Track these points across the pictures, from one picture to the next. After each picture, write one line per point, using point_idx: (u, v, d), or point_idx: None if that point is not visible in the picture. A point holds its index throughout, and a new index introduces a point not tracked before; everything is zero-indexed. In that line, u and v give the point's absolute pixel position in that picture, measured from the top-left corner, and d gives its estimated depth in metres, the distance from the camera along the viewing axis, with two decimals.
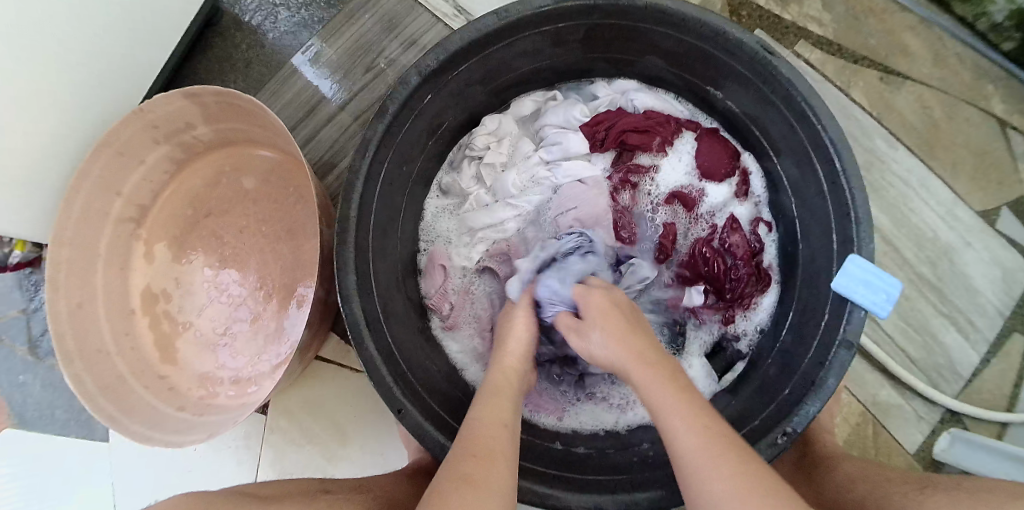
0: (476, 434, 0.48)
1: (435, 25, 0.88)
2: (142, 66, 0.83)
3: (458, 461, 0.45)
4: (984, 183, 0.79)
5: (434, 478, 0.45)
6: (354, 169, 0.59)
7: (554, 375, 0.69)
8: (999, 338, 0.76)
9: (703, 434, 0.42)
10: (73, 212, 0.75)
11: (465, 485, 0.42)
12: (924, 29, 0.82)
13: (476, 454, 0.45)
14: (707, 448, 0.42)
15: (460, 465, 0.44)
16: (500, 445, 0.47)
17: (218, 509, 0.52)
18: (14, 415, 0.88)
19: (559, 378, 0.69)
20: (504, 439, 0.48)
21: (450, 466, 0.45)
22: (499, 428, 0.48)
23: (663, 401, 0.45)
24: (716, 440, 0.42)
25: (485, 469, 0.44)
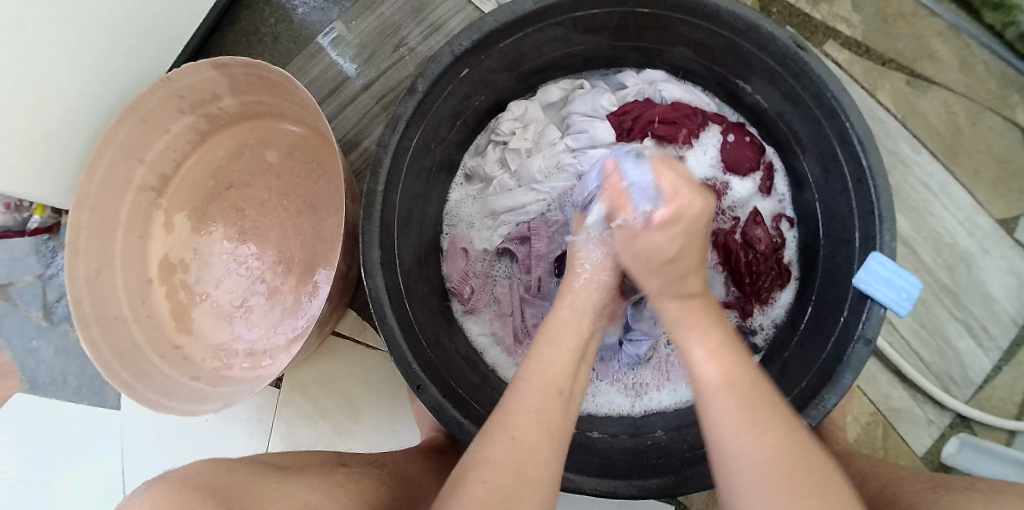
0: (521, 415, 0.46)
1: (464, 8, 0.88)
2: (170, 35, 0.83)
3: (497, 441, 0.45)
4: (1005, 191, 0.79)
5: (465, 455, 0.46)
6: (383, 144, 0.59)
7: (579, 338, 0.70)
8: (1012, 346, 0.77)
9: (761, 445, 0.43)
10: (96, 177, 0.75)
11: (501, 477, 0.43)
12: (952, 35, 0.82)
13: (517, 438, 0.45)
14: (767, 461, 0.42)
15: (499, 452, 0.44)
16: (541, 427, 0.45)
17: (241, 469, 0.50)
18: (26, 380, 0.88)
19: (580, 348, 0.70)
20: (555, 406, 0.47)
21: (483, 446, 0.45)
22: (551, 395, 0.47)
23: (723, 402, 0.45)
24: (779, 455, 0.43)
25: (526, 455, 0.44)
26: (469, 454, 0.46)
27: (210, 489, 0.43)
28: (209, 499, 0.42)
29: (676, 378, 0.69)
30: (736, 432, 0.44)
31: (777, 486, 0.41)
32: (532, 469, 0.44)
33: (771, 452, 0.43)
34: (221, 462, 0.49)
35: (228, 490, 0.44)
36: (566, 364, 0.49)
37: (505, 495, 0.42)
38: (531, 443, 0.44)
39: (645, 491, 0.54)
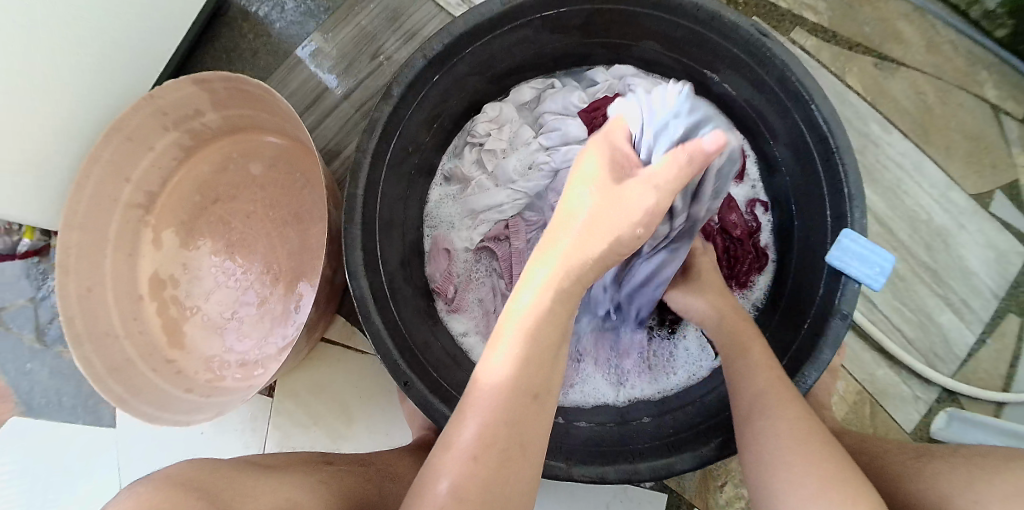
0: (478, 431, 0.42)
1: (438, 15, 0.90)
2: (151, 53, 0.85)
3: (458, 456, 0.41)
4: (979, 166, 0.80)
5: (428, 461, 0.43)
6: (361, 149, 0.61)
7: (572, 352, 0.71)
8: (993, 318, 0.78)
9: (795, 426, 0.49)
10: (84, 197, 0.76)
11: (464, 497, 0.40)
12: (918, 17, 0.83)
13: (478, 455, 0.41)
14: (797, 436, 0.48)
15: (461, 474, 0.40)
16: (495, 446, 0.41)
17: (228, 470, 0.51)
18: (22, 402, 0.89)
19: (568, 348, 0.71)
20: (527, 409, 0.42)
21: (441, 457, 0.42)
22: (524, 395, 0.42)
23: (759, 386, 0.52)
24: (808, 434, 0.48)
25: (494, 477, 0.41)
26: (431, 471, 0.42)
27: (197, 483, 0.45)
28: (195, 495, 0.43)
29: (657, 364, 0.71)
30: (773, 411, 0.50)
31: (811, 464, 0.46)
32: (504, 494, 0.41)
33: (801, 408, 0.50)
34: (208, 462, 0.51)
35: (212, 484, 0.45)
36: (542, 362, 0.43)
37: None
38: (488, 459, 0.41)
39: (635, 475, 0.55)
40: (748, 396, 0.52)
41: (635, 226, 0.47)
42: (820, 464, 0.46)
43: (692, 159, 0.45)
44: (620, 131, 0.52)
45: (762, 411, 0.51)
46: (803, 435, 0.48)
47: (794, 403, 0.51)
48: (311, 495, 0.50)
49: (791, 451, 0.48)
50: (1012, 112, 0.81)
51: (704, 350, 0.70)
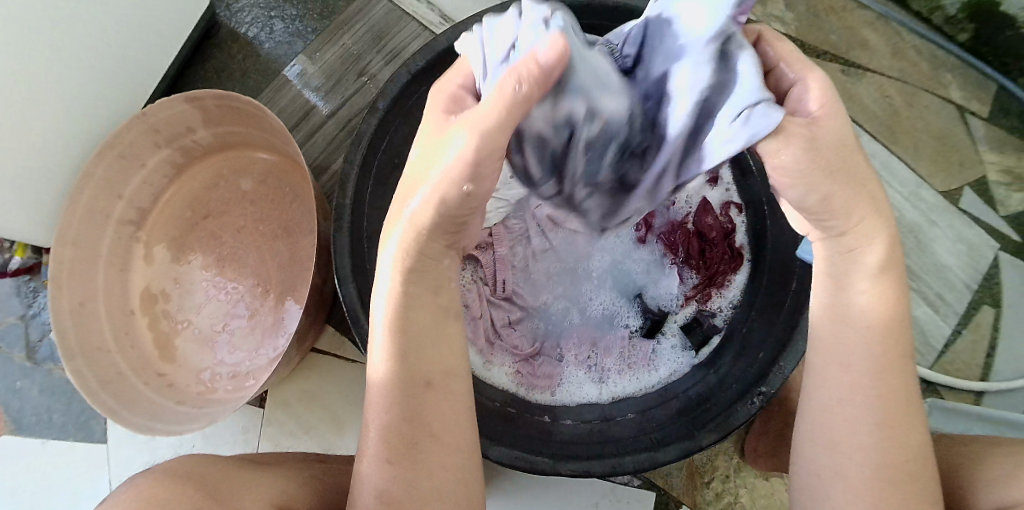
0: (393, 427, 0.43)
1: (421, 33, 0.93)
2: (143, 73, 0.87)
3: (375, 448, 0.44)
4: (947, 164, 0.83)
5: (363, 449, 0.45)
6: (349, 161, 0.64)
7: (555, 354, 0.72)
8: (968, 310, 0.79)
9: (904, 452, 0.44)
10: (77, 212, 0.78)
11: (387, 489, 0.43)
12: (882, 24, 0.87)
13: (392, 458, 0.43)
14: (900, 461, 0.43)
15: (384, 479, 0.43)
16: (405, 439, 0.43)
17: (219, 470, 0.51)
18: (12, 420, 0.89)
19: (552, 350, 0.73)
20: (429, 401, 0.44)
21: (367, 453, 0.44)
22: (419, 387, 0.43)
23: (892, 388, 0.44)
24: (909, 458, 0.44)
25: (411, 475, 0.43)
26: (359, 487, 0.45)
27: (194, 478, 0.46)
28: (187, 486, 0.44)
29: (639, 364, 0.71)
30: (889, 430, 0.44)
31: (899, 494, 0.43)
32: (425, 497, 0.43)
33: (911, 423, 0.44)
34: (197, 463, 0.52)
35: (203, 479, 0.47)
36: (441, 348, 0.45)
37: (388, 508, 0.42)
38: (399, 459, 0.43)
39: (619, 467, 0.56)
40: (837, 384, 0.45)
41: (460, 182, 0.40)
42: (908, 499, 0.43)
43: (522, 74, 0.38)
44: (455, 80, 0.46)
45: (846, 405, 0.45)
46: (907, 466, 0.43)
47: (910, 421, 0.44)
48: (300, 490, 0.51)
49: (863, 460, 0.44)
50: (977, 112, 0.84)
51: (685, 351, 0.71)
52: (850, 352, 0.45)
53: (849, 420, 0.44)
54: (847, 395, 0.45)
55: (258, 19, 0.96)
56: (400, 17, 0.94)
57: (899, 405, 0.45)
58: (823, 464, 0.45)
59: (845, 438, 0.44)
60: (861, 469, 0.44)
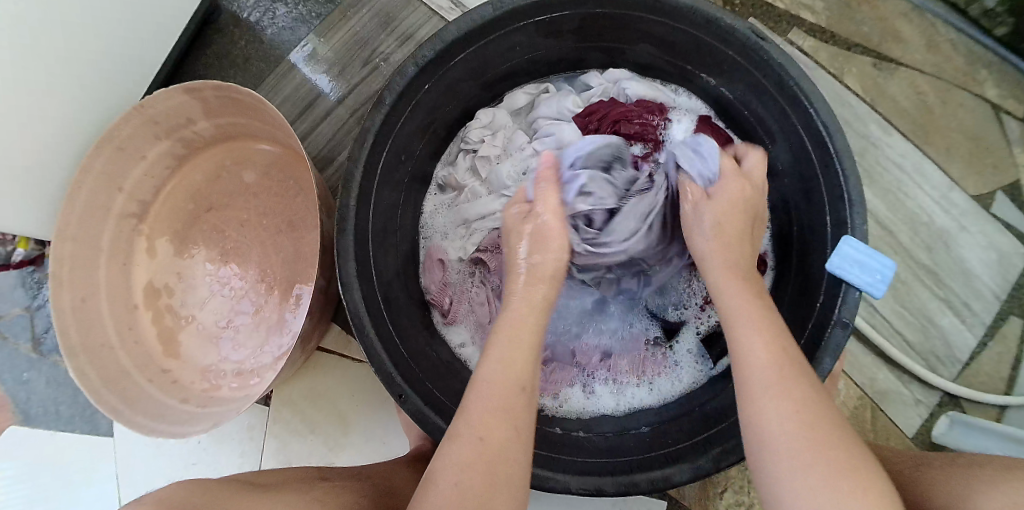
0: (480, 411, 0.47)
1: (431, 19, 0.89)
2: (143, 60, 0.84)
3: (465, 440, 0.46)
4: (979, 167, 0.80)
5: (434, 457, 0.47)
6: (353, 159, 0.59)
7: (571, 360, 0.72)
8: (995, 322, 0.77)
9: (799, 421, 0.43)
10: (76, 208, 0.76)
11: (472, 477, 0.44)
12: (916, 16, 0.82)
13: (485, 436, 0.46)
14: (801, 435, 0.42)
15: (469, 452, 0.45)
16: (497, 427, 0.46)
17: (222, 491, 0.51)
18: (19, 412, 0.89)
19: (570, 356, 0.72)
20: (519, 402, 0.48)
21: (452, 444, 0.46)
22: (514, 391, 0.48)
23: (749, 354, 0.47)
24: (812, 427, 0.43)
25: (495, 454, 0.45)
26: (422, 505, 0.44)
27: (181, 505, 0.46)
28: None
29: (654, 375, 0.70)
30: (776, 395, 0.44)
31: (798, 445, 0.42)
32: (487, 491, 0.43)
33: (794, 375, 0.45)
34: (201, 485, 0.51)
35: (203, 502, 0.48)
36: (527, 360, 0.50)
37: (480, 493, 0.43)
38: (481, 451, 0.45)
39: (631, 487, 0.54)
40: (749, 392, 0.46)
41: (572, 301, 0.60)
42: (828, 470, 0.41)
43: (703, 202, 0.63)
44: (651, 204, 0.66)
45: (776, 407, 0.44)
46: (811, 435, 0.42)
47: (810, 397, 0.44)
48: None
49: (796, 455, 0.42)
50: (1013, 111, 0.80)
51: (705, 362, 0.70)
52: (750, 360, 0.47)
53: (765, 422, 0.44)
54: (769, 392, 0.45)
55: (261, 3, 0.92)
56: (409, 1, 0.90)
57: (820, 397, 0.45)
58: (776, 487, 0.42)
59: (782, 451, 0.42)
60: (813, 475, 0.41)
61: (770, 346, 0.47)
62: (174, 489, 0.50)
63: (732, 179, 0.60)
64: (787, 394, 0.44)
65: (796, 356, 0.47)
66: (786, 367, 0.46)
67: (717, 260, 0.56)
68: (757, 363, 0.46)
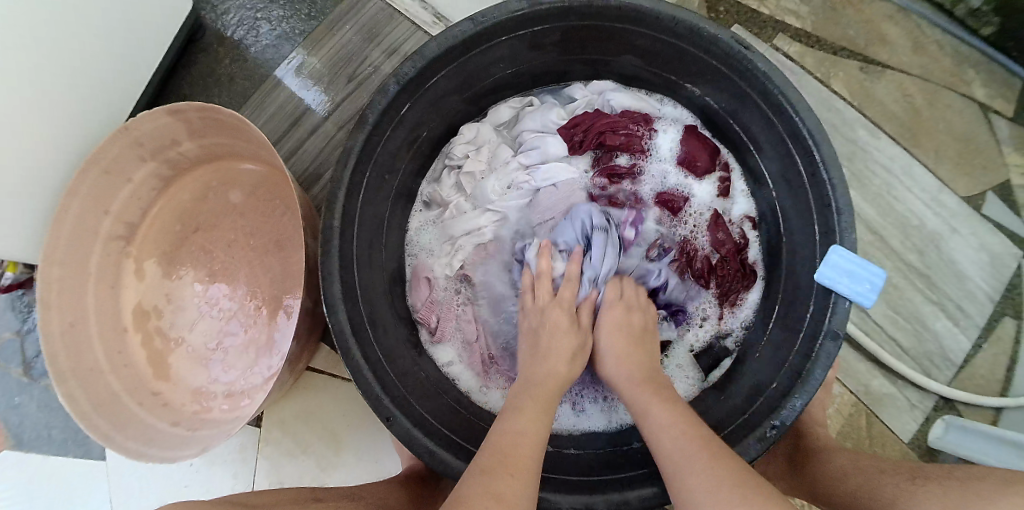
0: (507, 449, 0.49)
1: (415, 33, 0.89)
2: (127, 82, 0.84)
3: (498, 475, 0.47)
4: (969, 168, 0.79)
5: (456, 488, 0.46)
6: (336, 180, 0.59)
7: None
8: (989, 324, 0.76)
9: (707, 480, 0.46)
10: (63, 233, 0.76)
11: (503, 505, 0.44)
12: (902, 18, 0.82)
13: (514, 473, 0.47)
14: (712, 492, 0.46)
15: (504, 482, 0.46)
16: (526, 462, 0.48)
17: None
18: (11, 437, 0.88)
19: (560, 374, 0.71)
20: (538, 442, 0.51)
21: (477, 476, 0.47)
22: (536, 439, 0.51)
23: (659, 434, 0.52)
24: (718, 482, 0.46)
25: (518, 485, 0.46)
26: None
27: None
28: None
29: None
30: (682, 466, 0.48)
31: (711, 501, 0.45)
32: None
33: (696, 443, 0.49)
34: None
35: None
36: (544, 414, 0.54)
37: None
38: (508, 482, 0.46)
39: (624, 505, 0.54)
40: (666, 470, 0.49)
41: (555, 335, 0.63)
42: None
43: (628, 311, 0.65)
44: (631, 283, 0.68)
45: (691, 479, 0.47)
46: (717, 488, 0.46)
47: (712, 454, 0.48)
48: None
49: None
50: (1002, 111, 0.80)
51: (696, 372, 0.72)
52: (660, 442, 0.51)
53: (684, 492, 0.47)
54: (678, 463, 0.49)
55: (245, 21, 0.92)
56: (392, 16, 0.89)
57: (721, 453, 0.48)
58: None
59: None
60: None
61: (683, 435, 0.50)
62: None
63: (611, 308, 0.64)
64: (692, 460, 0.48)
65: (697, 426, 0.52)
66: (689, 437, 0.50)
67: (618, 373, 0.60)
68: (665, 442, 0.51)
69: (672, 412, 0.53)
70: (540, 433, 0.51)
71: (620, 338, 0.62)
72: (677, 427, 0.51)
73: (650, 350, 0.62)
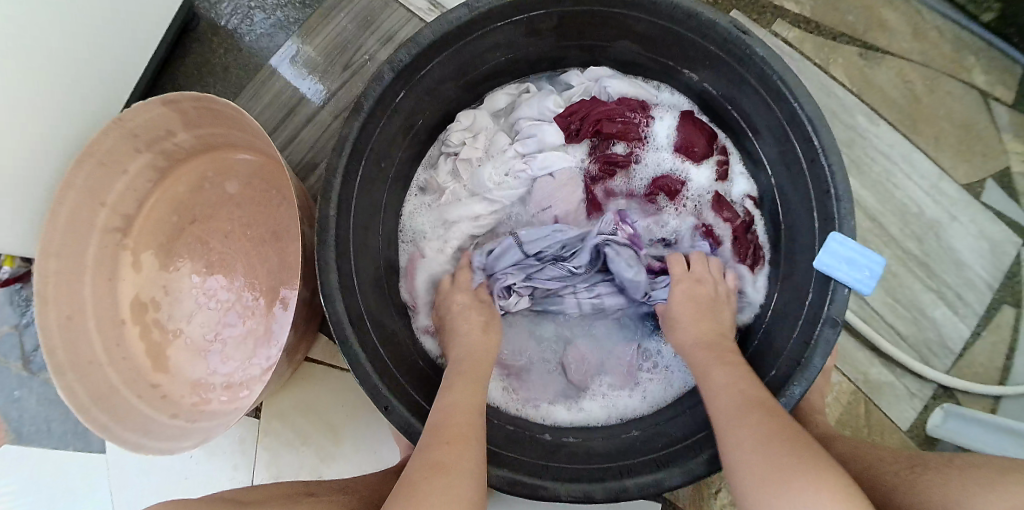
0: (444, 423, 0.51)
1: (411, 20, 0.88)
2: (120, 73, 0.83)
3: (434, 448, 0.48)
4: (969, 156, 0.79)
5: (404, 468, 0.47)
6: (331, 169, 0.58)
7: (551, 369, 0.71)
8: (988, 311, 0.76)
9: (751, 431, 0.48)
10: (58, 226, 0.75)
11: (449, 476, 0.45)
12: (902, 3, 0.81)
13: (449, 441, 0.49)
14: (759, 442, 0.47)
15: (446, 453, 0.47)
16: (466, 432, 0.50)
17: None
18: (11, 430, 0.88)
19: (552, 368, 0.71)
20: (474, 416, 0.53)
21: (420, 454, 0.48)
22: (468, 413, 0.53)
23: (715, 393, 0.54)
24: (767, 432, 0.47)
25: (460, 455, 0.47)
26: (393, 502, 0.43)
27: None
28: None
29: (642, 378, 0.71)
30: (735, 420, 0.50)
31: (754, 449, 0.46)
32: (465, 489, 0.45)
33: (751, 401, 0.51)
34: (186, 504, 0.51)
35: None
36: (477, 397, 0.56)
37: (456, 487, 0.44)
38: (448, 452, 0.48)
39: (623, 493, 0.54)
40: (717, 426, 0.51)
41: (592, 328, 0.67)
42: (790, 458, 0.44)
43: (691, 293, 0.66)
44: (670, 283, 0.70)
45: (741, 431, 0.48)
46: (764, 438, 0.46)
47: (763, 412, 0.50)
48: None
49: (754, 455, 0.46)
50: (1002, 98, 0.79)
51: None
52: (717, 400, 0.54)
53: (732, 444, 0.48)
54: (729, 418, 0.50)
55: (239, 9, 0.91)
56: (387, 4, 0.89)
57: (774, 410, 0.50)
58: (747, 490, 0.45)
59: (746, 456, 0.46)
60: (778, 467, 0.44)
61: (740, 395, 0.52)
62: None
63: (680, 282, 0.66)
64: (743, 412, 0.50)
65: (759, 390, 0.53)
66: (744, 396, 0.52)
67: (687, 337, 0.63)
68: (721, 401, 0.53)
69: (733, 376, 0.56)
70: (476, 402, 0.55)
71: (692, 311, 0.64)
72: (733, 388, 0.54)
73: (718, 318, 0.64)
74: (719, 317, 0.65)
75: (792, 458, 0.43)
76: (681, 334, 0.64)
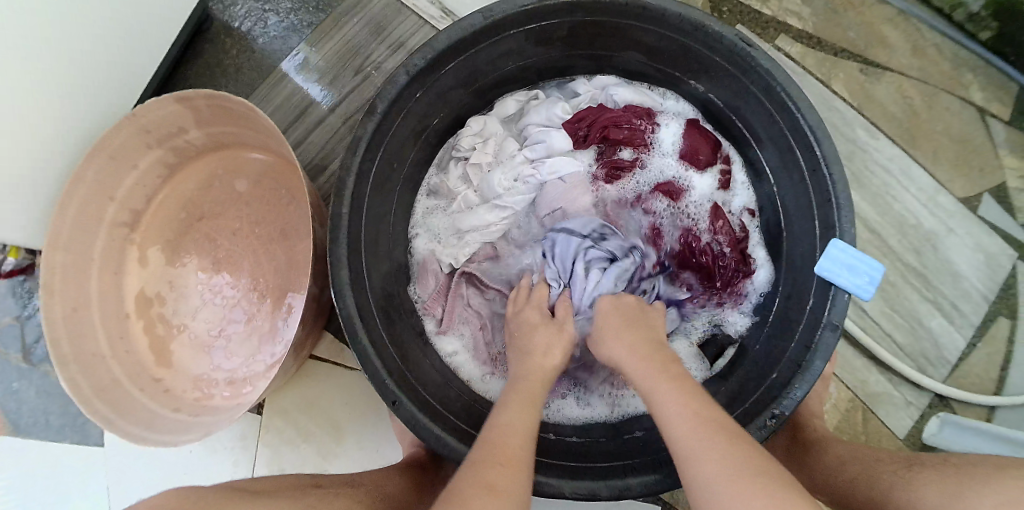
0: (498, 439, 0.49)
1: (422, 27, 0.90)
2: (134, 70, 0.85)
3: (488, 466, 0.46)
4: (966, 170, 0.80)
5: (452, 482, 0.46)
6: (344, 168, 0.59)
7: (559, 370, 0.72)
8: (984, 323, 0.78)
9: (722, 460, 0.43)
10: (68, 219, 0.76)
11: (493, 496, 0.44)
12: (902, 21, 0.83)
13: (502, 461, 0.47)
14: (729, 473, 0.42)
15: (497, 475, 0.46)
16: (517, 449, 0.49)
17: (214, 500, 0.51)
18: (9, 422, 0.88)
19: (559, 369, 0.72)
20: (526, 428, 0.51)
21: (473, 470, 0.46)
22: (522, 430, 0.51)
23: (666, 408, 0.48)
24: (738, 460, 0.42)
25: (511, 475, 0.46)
26: None
27: None
28: None
29: None
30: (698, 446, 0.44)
31: (728, 482, 0.41)
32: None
33: (711, 418, 0.46)
34: (192, 493, 0.51)
35: None
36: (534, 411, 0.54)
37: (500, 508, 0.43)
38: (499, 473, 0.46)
39: (626, 490, 0.54)
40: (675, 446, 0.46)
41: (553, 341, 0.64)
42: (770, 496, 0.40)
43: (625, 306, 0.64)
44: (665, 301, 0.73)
45: (704, 460, 0.43)
46: (738, 470, 0.42)
47: (725, 432, 0.45)
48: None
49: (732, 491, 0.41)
50: (999, 115, 0.81)
51: (699, 361, 0.73)
52: (668, 416, 0.47)
53: (700, 471, 0.43)
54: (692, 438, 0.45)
55: (253, 12, 0.92)
56: (399, 11, 0.90)
57: (736, 432, 0.45)
58: None
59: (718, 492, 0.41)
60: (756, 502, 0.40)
61: (694, 413, 0.46)
62: (165, 499, 0.49)
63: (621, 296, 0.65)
64: (707, 433, 0.44)
65: (706, 402, 0.48)
66: (701, 411, 0.47)
67: (616, 349, 0.57)
68: (674, 418, 0.47)
69: (679, 385, 0.49)
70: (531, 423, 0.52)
71: (619, 324, 0.60)
72: (686, 400, 0.48)
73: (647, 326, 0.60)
74: (652, 327, 0.60)
75: (778, 499, 0.39)
76: (609, 346, 0.58)
